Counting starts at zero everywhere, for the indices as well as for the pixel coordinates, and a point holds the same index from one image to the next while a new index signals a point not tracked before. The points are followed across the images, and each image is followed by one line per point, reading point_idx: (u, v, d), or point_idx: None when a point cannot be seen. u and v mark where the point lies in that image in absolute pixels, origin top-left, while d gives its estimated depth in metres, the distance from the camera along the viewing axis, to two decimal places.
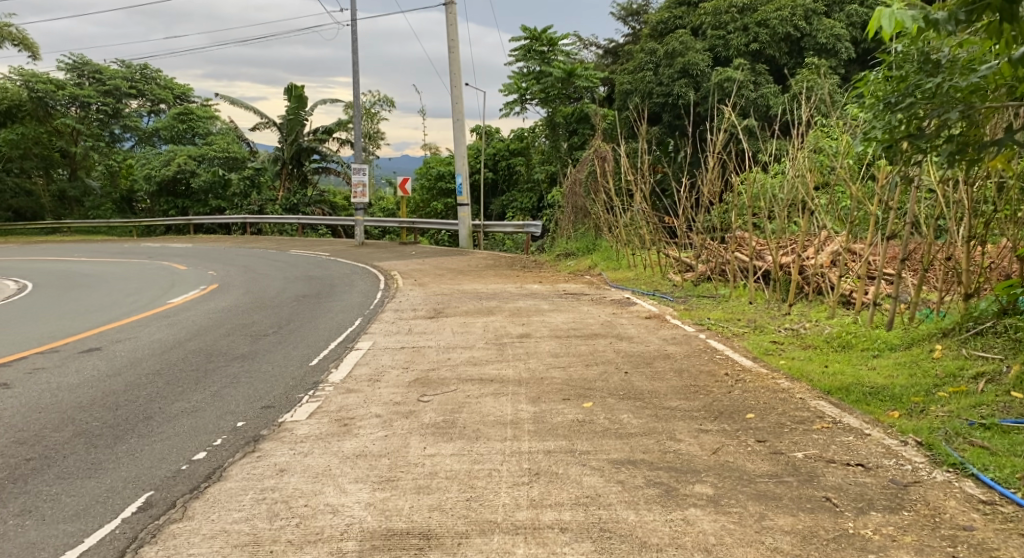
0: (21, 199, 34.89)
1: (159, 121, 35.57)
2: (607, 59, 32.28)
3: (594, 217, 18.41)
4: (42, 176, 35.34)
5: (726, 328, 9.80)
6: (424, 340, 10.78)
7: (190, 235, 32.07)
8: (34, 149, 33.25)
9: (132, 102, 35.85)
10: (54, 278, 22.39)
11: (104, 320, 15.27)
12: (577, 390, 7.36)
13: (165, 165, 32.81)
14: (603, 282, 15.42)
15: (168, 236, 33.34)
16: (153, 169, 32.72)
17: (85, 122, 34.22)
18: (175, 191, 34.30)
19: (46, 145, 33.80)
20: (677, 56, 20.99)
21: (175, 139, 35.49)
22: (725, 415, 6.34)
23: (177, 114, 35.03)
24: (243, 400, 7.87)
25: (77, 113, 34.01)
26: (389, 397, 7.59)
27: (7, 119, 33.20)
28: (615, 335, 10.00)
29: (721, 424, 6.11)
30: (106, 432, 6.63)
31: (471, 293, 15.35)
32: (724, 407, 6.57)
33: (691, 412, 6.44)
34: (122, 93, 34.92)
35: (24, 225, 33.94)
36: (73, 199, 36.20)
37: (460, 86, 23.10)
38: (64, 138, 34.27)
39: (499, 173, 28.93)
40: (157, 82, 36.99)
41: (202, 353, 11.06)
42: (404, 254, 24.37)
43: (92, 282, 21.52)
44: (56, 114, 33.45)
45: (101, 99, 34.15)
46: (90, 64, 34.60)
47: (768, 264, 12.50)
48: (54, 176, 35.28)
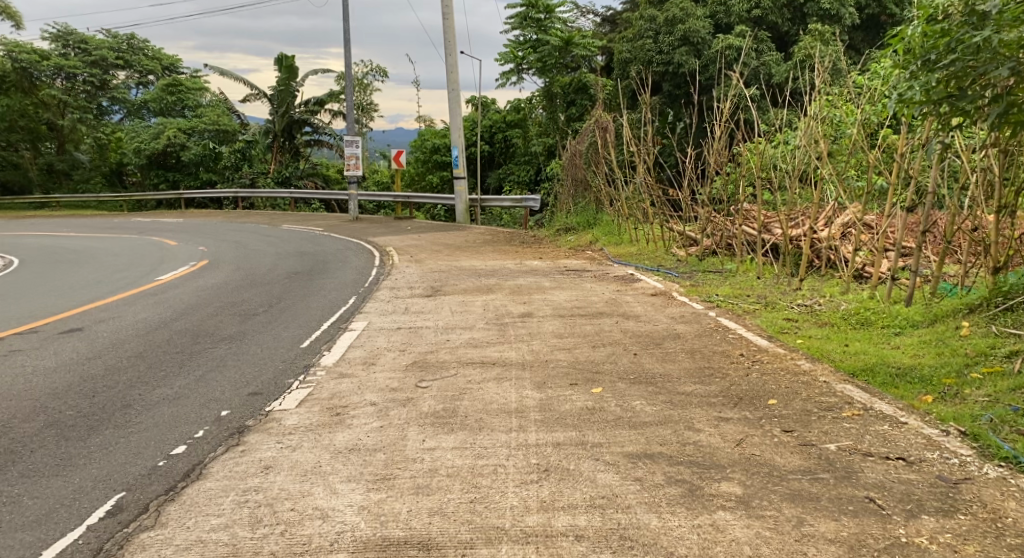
0: (9, 172, 34.24)
1: (148, 93, 34.90)
2: (605, 27, 31.64)
3: (594, 190, 17.86)
4: (30, 149, 34.39)
5: (735, 306, 9.29)
6: (421, 320, 10.30)
7: (182, 210, 31.48)
8: (21, 122, 32.44)
9: (121, 73, 35.70)
10: (39, 255, 21.84)
11: (88, 298, 14.77)
12: (584, 374, 6.90)
13: (154, 138, 32.32)
14: (604, 258, 14.94)
15: (160, 210, 32.75)
16: (142, 142, 32.15)
17: (72, 93, 33.65)
18: (165, 164, 33.74)
19: (33, 117, 32.83)
20: (677, 22, 20.31)
21: (164, 112, 34.94)
22: (746, 400, 5.84)
23: (166, 86, 34.51)
24: (229, 387, 7.42)
25: (64, 84, 33.53)
26: (384, 383, 7.13)
27: None
28: (622, 314, 9.53)
29: (742, 410, 5.65)
30: (79, 422, 6.17)
31: (469, 270, 14.86)
32: (744, 391, 6.05)
33: (707, 396, 5.97)
34: (109, 64, 34.65)
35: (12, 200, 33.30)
36: (60, 172, 35.63)
37: (455, 55, 22.49)
38: (51, 110, 33.12)
39: (496, 145, 28.29)
40: (145, 52, 36.56)
41: (190, 335, 10.59)
42: (400, 230, 23.83)
43: (79, 259, 21.00)
44: (42, 85, 32.58)
45: (88, 71, 33.83)
46: (75, 34, 33.98)
47: (777, 237, 11.95)
48: (41, 150, 34.53)
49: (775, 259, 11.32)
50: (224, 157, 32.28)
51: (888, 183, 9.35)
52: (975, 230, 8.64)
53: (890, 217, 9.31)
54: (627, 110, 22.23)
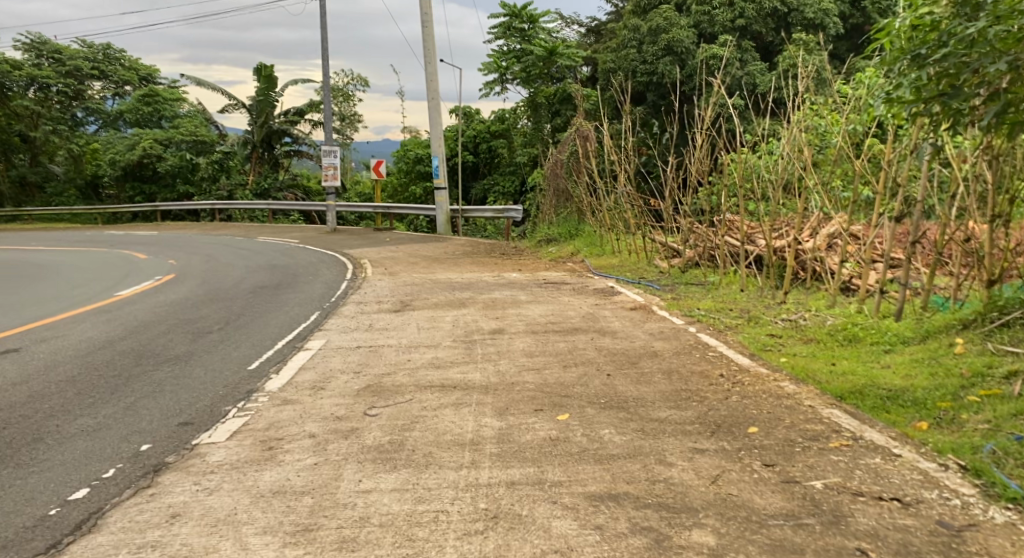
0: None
1: (123, 104, 34.05)
2: (588, 38, 31.10)
3: (576, 200, 17.28)
4: (2, 161, 33.18)
5: (717, 321, 8.70)
6: (385, 337, 9.64)
7: (157, 223, 30.56)
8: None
9: (96, 83, 34.72)
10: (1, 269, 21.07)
11: (38, 316, 14.08)
12: (552, 398, 6.25)
13: (131, 149, 31.51)
14: (585, 269, 14.37)
15: (135, 223, 31.94)
16: (118, 153, 31.52)
17: (46, 105, 32.59)
18: (142, 176, 32.93)
19: (4, 129, 31.86)
20: (661, 32, 19.92)
21: (140, 123, 34.08)
22: (724, 429, 5.22)
23: (142, 96, 33.71)
24: (159, 416, 6.88)
25: (37, 95, 32.48)
26: (330, 411, 6.46)
27: None
28: (596, 330, 8.91)
29: (719, 440, 5.03)
30: None
31: (443, 283, 14.21)
32: (722, 418, 5.43)
33: (682, 424, 5.36)
34: (83, 74, 33.60)
35: None
36: (34, 185, 34.64)
37: (434, 63, 21.90)
38: (23, 122, 32.14)
39: (480, 155, 27.51)
40: (122, 62, 35.66)
41: (134, 358, 9.91)
42: (378, 241, 23.13)
43: (45, 273, 20.35)
44: (13, 97, 31.42)
45: (62, 81, 32.74)
46: (49, 44, 32.99)
47: (761, 248, 11.38)
48: (15, 162, 33.70)
49: (756, 270, 10.77)
50: (201, 168, 31.44)
51: (875, 192, 8.77)
52: (966, 240, 8.06)
53: (877, 227, 8.74)
54: (611, 121, 21.71)
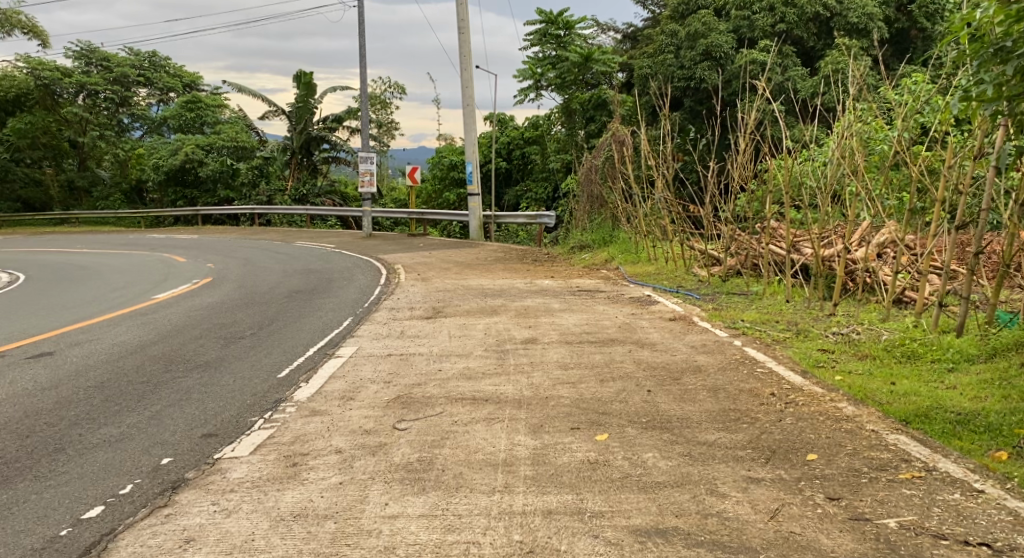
0: (30, 189, 33.53)
1: (167, 110, 34.30)
2: (626, 44, 30.74)
3: (610, 206, 16.88)
4: (51, 165, 33.97)
5: (764, 334, 8.27)
6: (415, 345, 9.33)
7: (197, 227, 30.67)
8: (42, 138, 32.11)
9: (142, 90, 35.02)
10: (42, 271, 21.21)
11: (74, 318, 14.01)
12: (588, 415, 5.88)
13: (173, 154, 31.55)
14: (620, 277, 13.98)
15: (176, 227, 32.03)
16: (161, 158, 31.52)
17: (93, 111, 33.14)
18: (184, 181, 32.74)
19: (55, 135, 32.72)
20: (699, 37, 19.49)
21: (183, 129, 34.11)
22: (779, 455, 4.84)
23: (185, 102, 33.72)
24: (183, 426, 6.62)
25: (86, 101, 32.95)
26: (356, 424, 6.16)
27: (16, 107, 32.66)
28: (636, 341, 8.53)
29: (775, 468, 4.65)
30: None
31: (476, 290, 13.90)
32: (777, 442, 5.05)
33: (734, 448, 4.98)
34: (130, 81, 33.87)
35: (31, 216, 32.81)
36: (83, 190, 34.77)
37: (470, 69, 21.66)
38: (72, 128, 33.04)
39: (514, 162, 27.23)
40: (166, 69, 35.77)
41: (165, 363, 9.70)
42: (412, 246, 22.94)
43: (84, 275, 20.38)
44: (64, 102, 32.67)
45: (109, 88, 33.03)
46: (97, 51, 33.31)
47: (808, 257, 10.89)
48: (63, 166, 34.21)
49: (804, 280, 10.31)
50: (241, 173, 31.14)
51: (934, 199, 8.25)
52: None
53: (937, 236, 8.25)
54: (647, 127, 21.29)
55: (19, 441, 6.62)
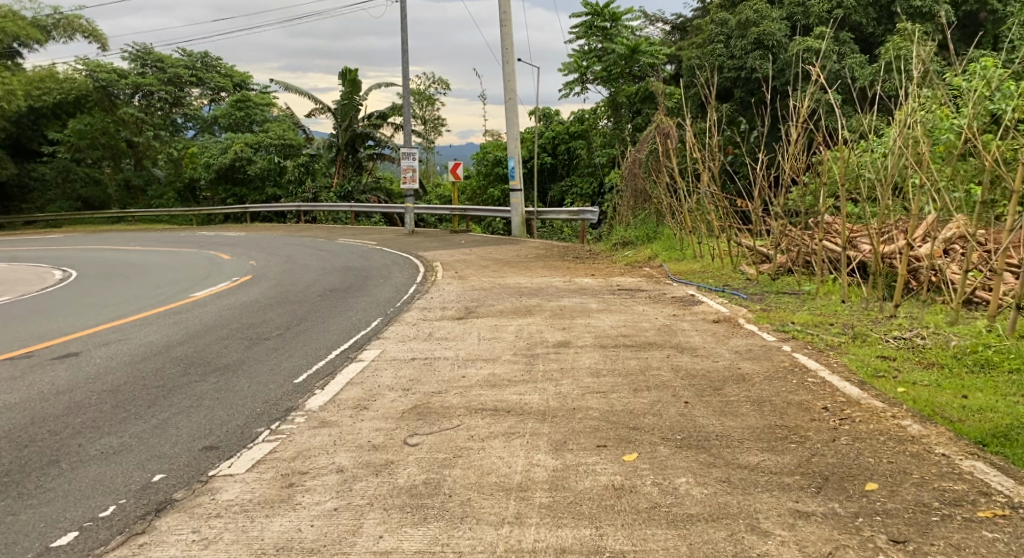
0: (90, 188, 34.08)
1: (218, 110, 34.21)
2: (674, 36, 29.90)
3: (655, 202, 16.22)
4: (110, 165, 34.73)
5: (816, 338, 7.61)
6: (442, 348, 8.83)
7: (245, 225, 30.53)
8: (101, 138, 32.59)
9: (194, 90, 34.95)
10: (90, 268, 21.30)
11: (110, 317, 13.79)
12: (616, 431, 5.31)
13: (223, 152, 31.45)
14: (663, 275, 13.31)
15: (225, 224, 31.94)
16: (211, 156, 31.40)
17: (149, 112, 33.66)
18: (234, 178, 32.69)
19: (112, 136, 32.96)
20: (751, 25, 18.72)
21: (233, 128, 33.93)
22: (833, 482, 4.39)
23: (235, 102, 33.61)
24: (184, 438, 6.22)
25: (141, 102, 33.61)
26: (365, 437, 5.67)
27: (77, 109, 33.20)
28: (675, 345, 7.95)
29: (828, 500, 4.23)
30: None
31: (512, 288, 13.38)
32: (829, 467, 4.54)
33: (781, 474, 4.47)
34: (184, 81, 34.07)
35: (91, 213, 32.76)
36: (139, 189, 35.03)
37: (512, 63, 21.11)
38: (129, 128, 33.27)
39: (558, 157, 26.64)
40: (219, 69, 35.71)
41: (185, 365, 9.33)
42: (453, 243, 22.48)
43: (131, 272, 20.38)
44: (120, 103, 33.08)
45: (163, 88, 33.43)
46: (153, 53, 33.61)
47: (866, 254, 10.16)
48: (121, 167, 34.74)
49: (859, 279, 9.61)
50: (288, 171, 31.21)
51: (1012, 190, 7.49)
52: None
53: (1013, 231, 7.50)
54: (695, 120, 20.53)
55: (18, 451, 6.35)
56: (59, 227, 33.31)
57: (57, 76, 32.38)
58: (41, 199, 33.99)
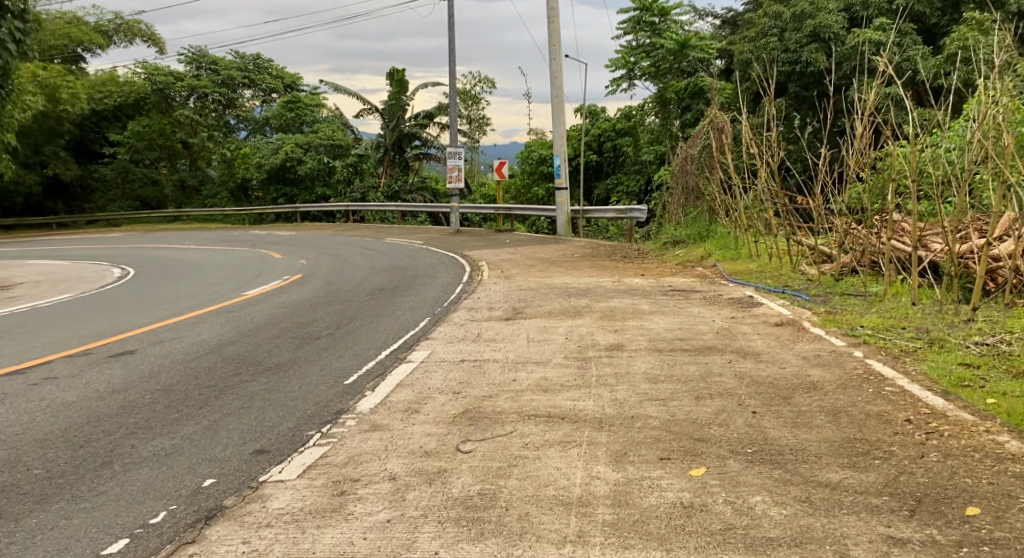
0: (149, 188, 34.75)
1: (269, 110, 34.24)
2: (723, 30, 29.45)
3: (707, 199, 15.85)
4: (167, 166, 35.43)
5: (890, 343, 7.51)
6: (492, 349, 8.67)
7: (296, 224, 30.70)
8: (158, 139, 33.41)
9: (245, 91, 34.78)
10: (147, 266, 21.57)
11: (165, 315, 13.83)
12: (681, 443, 5.20)
13: (275, 153, 31.58)
14: (718, 275, 12.98)
15: (276, 223, 32.20)
16: (263, 156, 31.64)
17: (203, 113, 33.80)
18: (285, 178, 32.69)
19: (168, 136, 33.93)
20: (807, 18, 18.37)
21: (284, 129, 33.97)
22: (927, 505, 4.29)
23: (285, 102, 33.66)
24: (236, 438, 6.12)
25: (196, 104, 33.79)
26: (417, 442, 5.54)
27: (136, 110, 34.29)
28: (736, 351, 7.72)
29: (924, 525, 4.12)
30: (36, 493, 5.24)
31: (560, 289, 13.15)
32: (921, 488, 4.44)
33: (866, 495, 4.39)
34: (236, 83, 33.87)
35: (149, 213, 33.29)
36: (194, 188, 35.73)
37: (559, 59, 20.89)
38: (184, 130, 34.03)
39: (604, 155, 26.37)
40: (271, 70, 35.63)
41: (237, 364, 9.24)
42: (498, 242, 22.33)
43: (186, 270, 20.62)
44: (176, 105, 33.76)
45: (217, 90, 33.39)
46: (207, 55, 33.82)
47: (937, 255, 9.83)
48: (177, 167, 35.50)
49: (932, 281, 9.32)
50: (337, 170, 30.91)
51: None
52: None
53: None
54: (748, 114, 20.08)
55: (73, 447, 6.32)
56: (119, 226, 34.03)
57: (118, 80, 33.75)
58: (102, 199, 34.89)
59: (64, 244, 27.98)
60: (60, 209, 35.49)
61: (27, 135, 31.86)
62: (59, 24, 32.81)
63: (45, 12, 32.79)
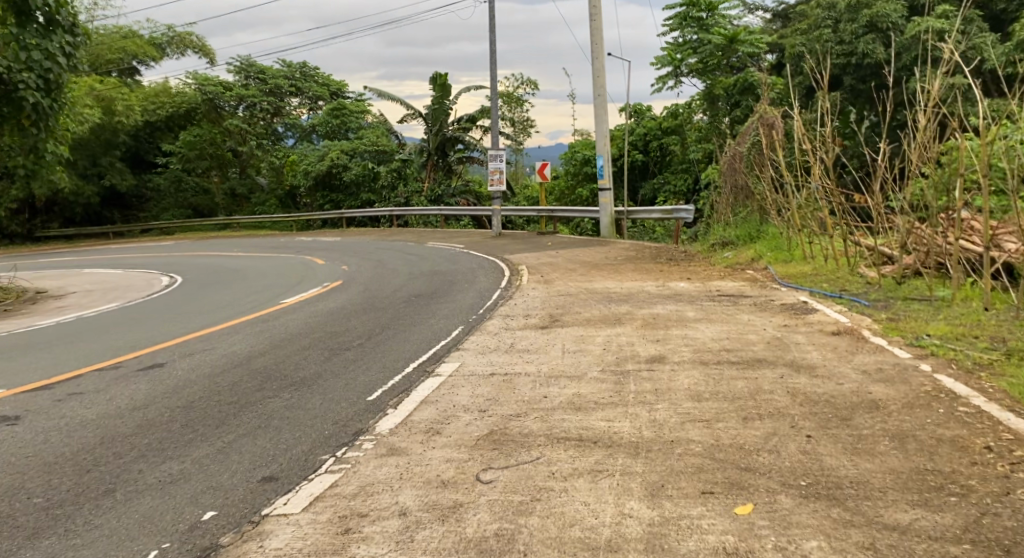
0: (201, 197, 35.06)
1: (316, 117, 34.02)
2: (774, 24, 28.67)
3: (759, 198, 15.18)
4: (219, 174, 35.21)
5: (962, 355, 7.13)
6: (525, 362, 8.17)
7: (342, 229, 30.55)
8: (209, 149, 33.50)
9: (294, 100, 34.59)
10: (191, 274, 21.45)
11: (201, 324, 13.51)
12: (728, 472, 5.06)
13: (321, 160, 31.51)
14: (769, 278, 12.34)
15: (321, 229, 32.08)
16: (310, 164, 31.53)
17: (252, 122, 33.47)
18: (332, 185, 32.81)
19: (219, 145, 33.93)
20: (863, 7, 17.73)
21: (331, 135, 33.86)
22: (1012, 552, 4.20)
23: (332, 110, 33.44)
24: (247, 459, 5.68)
25: (245, 114, 33.50)
26: (435, 470, 5.24)
27: (189, 121, 34.33)
28: (788, 364, 7.19)
29: None
30: (27, 521, 4.86)
31: (601, 294, 12.60)
32: (997, 535, 4.34)
33: (943, 541, 4.30)
34: (284, 92, 33.72)
35: (200, 222, 33.42)
36: (244, 196, 35.76)
37: (601, 58, 20.35)
38: (234, 138, 33.93)
39: (650, 155, 25.75)
40: (317, 78, 35.18)
41: (260, 373, 8.82)
42: (540, 245, 21.89)
43: (229, 277, 20.44)
44: (226, 115, 33.62)
45: (265, 99, 33.18)
46: (256, 64, 33.60)
47: (1009, 255, 9.25)
48: (228, 175, 35.31)
49: (1007, 284, 8.81)
50: (382, 176, 30.72)
51: None
52: None
53: None
54: (802, 109, 19.39)
55: (78, 458, 5.92)
56: (172, 234, 34.24)
57: (172, 91, 33.70)
58: (156, 208, 35.09)
59: (116, 253, 28.12)
60: (117, 218, 35.72)
61: (85, 147, 32.14)
62: (116, 39, 33.25)
63: (101, 28, 33.29)
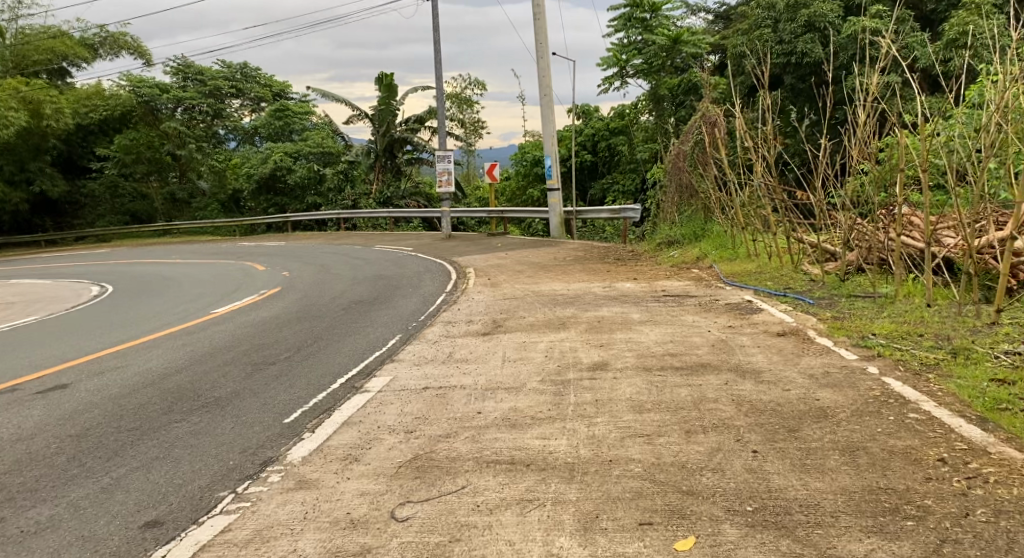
0: (138, 203, 33.70)
1: (258, 119, 33.32)
2: (717, 24, 28.43)
3: (703, 196, 14.79)
4: (157, 179, 33.85)
5: (906, 354, 6.76)
6: (460, 373, 7.59)
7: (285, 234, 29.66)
8: (146, 153, 31.80)
9: (235, 101, 34.02)
10: (123, 284, 20.42)
11: (120, 338, 12.68)
12: (668, 497, 4.56)
13: (263, 162, 30.78)
14: (715, 277, 11.92)
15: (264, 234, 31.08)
16: (253, 166, 30.76)
17: (191, 125, 32.41)
18: (275, 188, 32.00)
19: (157, 149, 32.14)
20: (801, 7, 17.50)
21: (273, 137, 33.12)
22: None
23: (274, 111, 32.71)
24: (132, 499, 5.04)
25: (184, 116, 32.34)
26: (344, 507, 4.69)
27: (122, 123, 32.46)
28: (734, 369, 6.72)
29: None
30: None
31: (546, 297, 12.07)
32: None
33: None
34: (223, 93, 32.95)
35: (136, 229, 32.17)
36: (183, 201, 34.55)
37: (545, 57, 19.84)
38: (172, 142, 32.11)
39: (599, 155, 25.30)
40: (258, 80, 34.65)
41: (171, 392, 8.09)
42: (489, 247, 21.31)
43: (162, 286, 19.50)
44: (164, 117, 31.97)
45: (204, 101, 32.27)
46: (193, 65, 32.55)
47: (952, 249, 8.92)
48: (166, 179, 33.99)
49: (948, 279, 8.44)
50: (328, 179, 30.19)
51: None
52: None
53: None
54: (743, 108, 19.13)
55: None
56: (107, 242, 32.77)
57: (104, 93, 32.00)
58: (90, 215, 33.56)
59: (44, 262, 26.82)
60: (49, 225, 34.14)
61: (10, 152, 30.14)
62: (44, 38, 31.82)
63: (28, 28, 31.89)
